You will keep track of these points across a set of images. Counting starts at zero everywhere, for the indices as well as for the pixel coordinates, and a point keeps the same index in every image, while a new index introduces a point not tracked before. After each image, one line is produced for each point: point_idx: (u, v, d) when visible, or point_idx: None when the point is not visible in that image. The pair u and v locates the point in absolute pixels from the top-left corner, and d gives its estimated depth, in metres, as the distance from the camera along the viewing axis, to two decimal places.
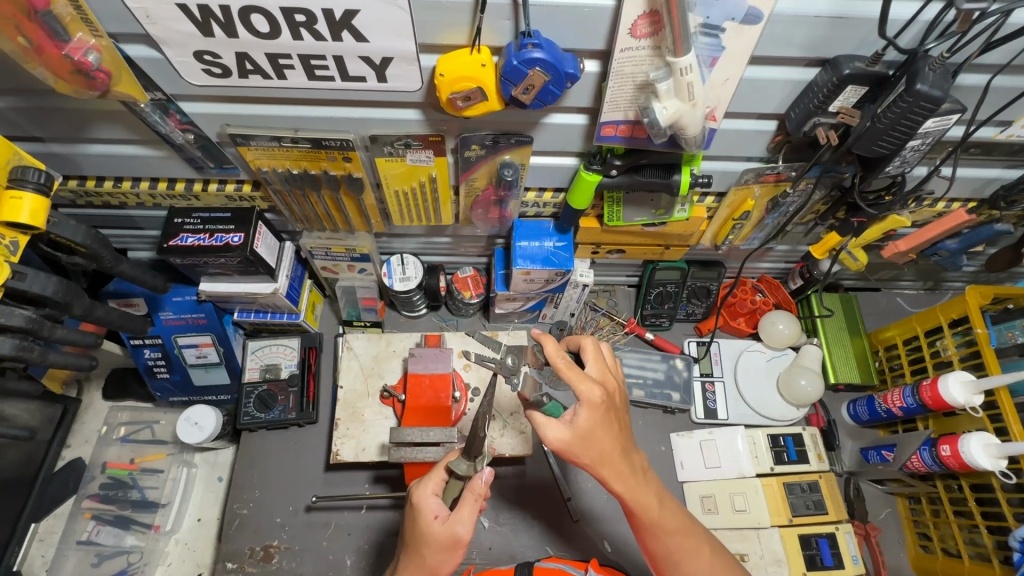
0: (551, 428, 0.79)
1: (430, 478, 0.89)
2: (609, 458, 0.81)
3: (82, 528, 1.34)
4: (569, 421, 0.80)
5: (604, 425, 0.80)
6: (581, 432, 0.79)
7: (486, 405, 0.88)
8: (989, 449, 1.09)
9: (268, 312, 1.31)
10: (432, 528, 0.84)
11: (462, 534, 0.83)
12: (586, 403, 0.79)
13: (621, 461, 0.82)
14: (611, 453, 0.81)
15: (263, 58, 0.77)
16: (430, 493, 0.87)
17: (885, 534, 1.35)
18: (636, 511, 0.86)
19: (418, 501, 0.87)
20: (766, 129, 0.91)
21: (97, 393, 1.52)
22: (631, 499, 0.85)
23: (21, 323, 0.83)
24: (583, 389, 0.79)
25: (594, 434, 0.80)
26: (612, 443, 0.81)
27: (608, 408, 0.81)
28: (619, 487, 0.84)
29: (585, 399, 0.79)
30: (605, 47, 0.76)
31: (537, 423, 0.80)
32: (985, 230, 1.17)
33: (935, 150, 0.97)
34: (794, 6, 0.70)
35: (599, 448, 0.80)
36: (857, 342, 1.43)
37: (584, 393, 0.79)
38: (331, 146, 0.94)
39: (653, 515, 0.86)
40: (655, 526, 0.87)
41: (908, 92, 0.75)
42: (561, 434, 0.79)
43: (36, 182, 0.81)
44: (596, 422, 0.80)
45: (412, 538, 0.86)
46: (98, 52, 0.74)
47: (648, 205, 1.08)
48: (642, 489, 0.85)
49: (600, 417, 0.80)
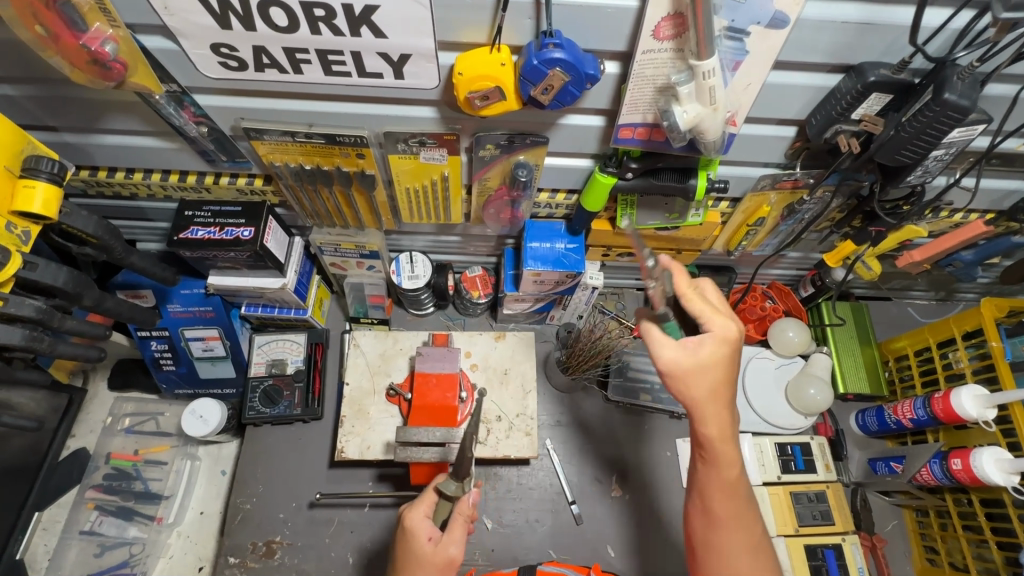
0: (665, 347, 0.80)
1: (421, 499, 0.89)
2: (714, 400, 0.80)
3: (86, 518, 1.36)
4: (690, 349, 0.80)
5: (723, 367, 0.80)
6: (699, 358, 0.79)
7: (474, 427, 0.78)
8: (1002, 464, 1.08)
9: (276, 307, 1.30)
10: (426, 549, 0.85)
11: (453, 554, 0.85)
12: (717, 333, 0.80)
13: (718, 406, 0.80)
14: (717, 391, 0.80)
15: (279, 52, 0.76)
16: (423, 516, 0.87)
17: (891, 546, 1.34)
18: (712, 462, 0.82)
19: (411, 525, 0.86)
20: (785, 135, 0.90)
21: (102, 383, 1.52)
22: (718, 451, 0.81)
23: (31, 313, 0.82)
24: (717, 322, 0.81)
25: (712, 367, 0.80)
26: (722, 384, 0.80)
27: (735, 349, 0.81)
28: (712, 432, 0.80)
29: (717, 333, 0.80)
30: (627, 49, 0.75)
31: (651, 339, 0.81)
32: (1002, 242, 1.16)
33: (958, 160, 0.96)
34: (822, 11, 0.69)
35: (711, 383, 0.80)
36: (867, 352, 1.42)
37: (716, 325, 0.81)
38: (344, 142, 0.93)
39: (728, 475, 0.82)
40: (726, 484, 0.82)
41: (935, 101, 0.73)
42: (675, 355, 0.80)
43: (49, 172, 0.80)
44: (716, 355, 0.80)
45: (402, 561, 0.86)
46: (115, 42, 0.73)
47: (661, 209, 1.07)
48: (732, 444, 0.82)
49: (722, 353, 0.80)
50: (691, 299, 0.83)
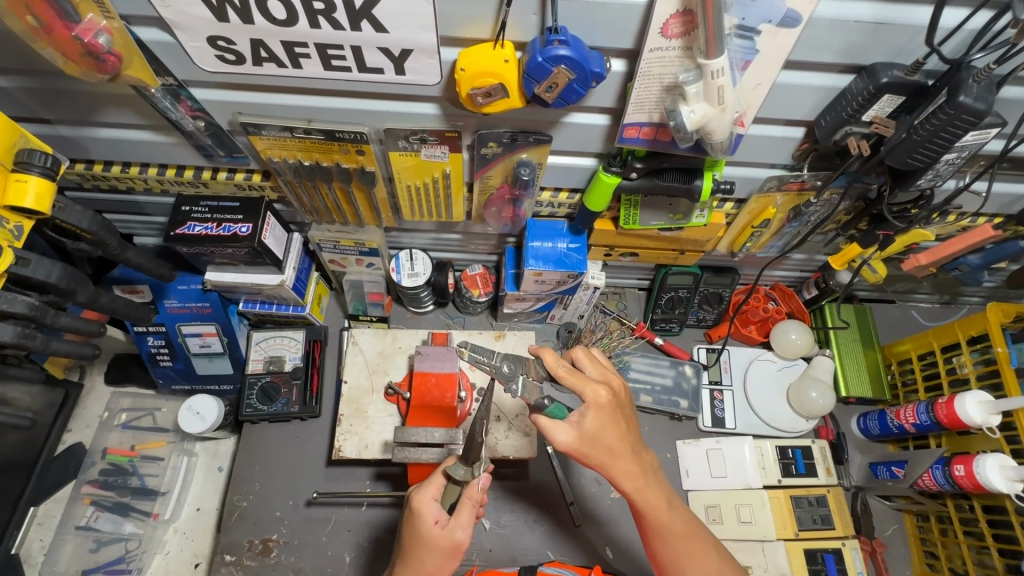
0: (559, 433, 0.80)
1: (429, 482, 0.88)
2: (619, 456, 0.81)
3: (81, 514, 1.33)
4: (576, 423, 0.80)
5: (613, 425, 0.80)
6: (587, 433, 0.79)
7: (485, 410, 0.84)
8: (1005, 471, 1.06)
9: (274, 304, 1.29)
10: (432, 532, 0.83)
11: (460, 538, 0.84)
12: (593, 403, 0.80)
13: (632, 460, 0.82)
14: (620, 448, 0.80)
15: (278, 46, 0.74)
16: (431, 497, 0.86)
17: (892, 552, 1.32)
18: (645, 514, 0.85)
19: (418, 506, 0.85)
20: (793, 136, 0.88)
21: (99, 377, 1.51)
22: (639, 499, 0.84)
23: (23, 310, 0.81)
24: (588, 391, 0.80)
25: (603, 432, 0.80)
26: (623, 442, 0.81)
27: (615, 406, 0.81)
28: (630, 486, 0.83)
29: (591, 400, 0.80)
30: (634, 46, 0.73)
31: (543, 427, 0.80)
32: (1008, 247, 1.15)
33: (969, 164, 0.94)
34: (835, 10, 0.67)
35: (609, 446, 0.80)
36: (870, 355, 1.40)
37: (590, 395, 0.80)
38: (344, 139, 0.91)
39: (658, 520, 0.85)
40: (660, 528, 0.86)
41: (949, 104, 0.72)
42: (570, 436, 0.79)
43: (42, 165, 0.79)
44: (600, 423, 0.80)
45: (410, 544, 0.85)
46: (109, 34, 0.72)
47: (665, 209, 1.05)
48: (652, 488, 0.84)
49: (607, 415, 0.80)
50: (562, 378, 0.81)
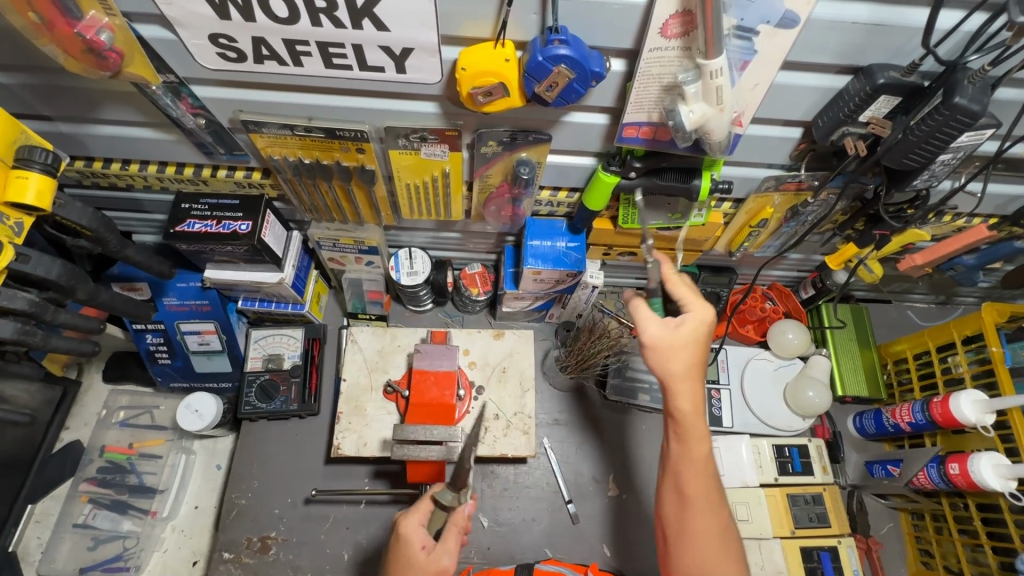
0: (648, 328, 0.88)
1: (417, 508, 0.91)
2: (691, 374, 0.87)
3: (79, 511, 1.33)
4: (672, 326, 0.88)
5: (696, 346, 0.88)
6: (680, 335, 0.87)
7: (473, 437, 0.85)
8: (1000, 470, 1.07)
9: (273, 302, 1.29)
10: (419, 557, 0.86)
11: (445, 564, 0.85)
12: (697, 317, 0.88)
13: (694, 380, 0.88)
14: (691, 369, 0.87)
15: (279, 44, 0.75)
16: (418, 523, 0.89)
17: (886, 549, 1.33)
18: (684, 438, 0.88)
19: (405, 531, 0.88)
20: (791, 136, 0.89)
21: (97, 375, 1.51)
22: (688, 426, 0.88)
23: (23, 306, 0.81)
24: (699, 306, 0.88)
25: (688, 346, 0.87)
26: (692, 363, 0.87)
27: (706, 338, 0.89)
28: (686, 407, 0.87)
29: (697, 315, 0.88)
30: (633, 46, 0.74)
31: (640, 313, 0.88)
32: (1003, 247, 1.16)
33: (964, 165, 0.95)
34: (832, 12, 0.68)
35: (683, 359, 0.87)
36: (866, 355, 1.41)
37: (695, 308, 0.89)
38: (344, 137, 0.92)
39: (694, 450, 0.88)
40: (693, 458, 0.88)
41: (945, 105, 0.73)
42: (658, 330, 0.87)
43: (43, 162, 0.79)
44: (692, 333, 0.87)
45: (397, 571, 0.87)
46: (111, 31, 0.72)
47: (664, 209, 1.06)
48: (704, 420, 0.89)
49: (695, 334, 0.88)
50: (676, 283, 0.91)
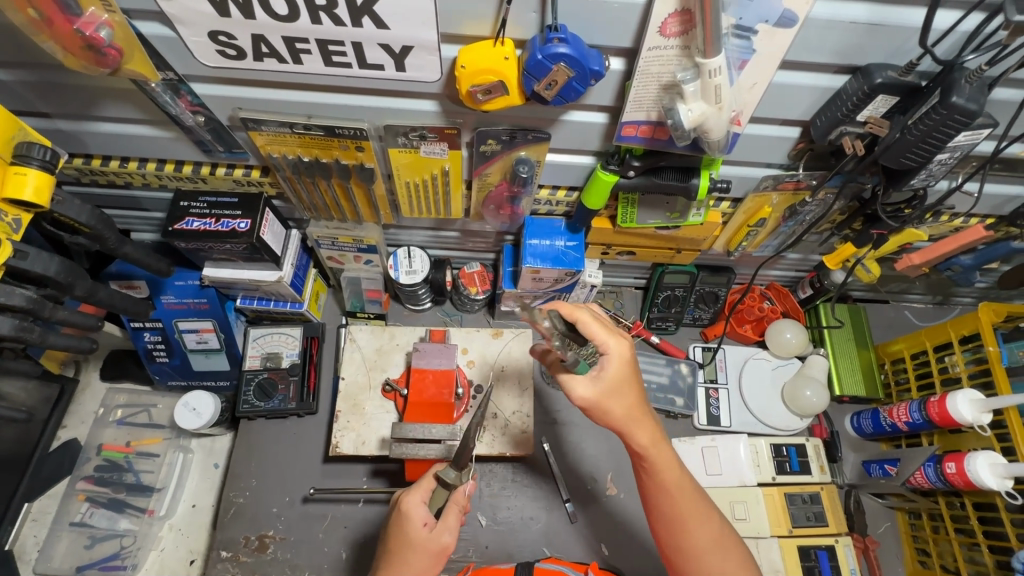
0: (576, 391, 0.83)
1: (418, 486, 0.92)
2: (635, 410, 0.84)
3: (76, 510, 1.34)
4: (596, 376, 0.83)
5: (630, 380, 0.84)
6: (609, 383, 0.82)
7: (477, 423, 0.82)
8: (996, 469, 1.08)
9: (271, 300, 1.29)
10: (420, 535, 0.87)
11: (445, 541, 0.88)
12: (616, 355, 0.82)
13: (639, 415, 0.84)
14: (633, 408, 0.84)
15: (279, 42, 0.75)
16: (419, 502, 0.90)
17: (883, 548, 1.34)
18: (655, 471, 0.86)
19: (405, 508, 0.89)
20: (790, 136, 0.89)
21: (95, 373, 1.50)
22: (652, 457, 0.86)
23: (21, 303, 0.81)
24: (613, 344, 0.83)
25: (621, 387, 0.83)
26: (630, 399, 0.84)
27: (633, 366, 0.84)
28: (644, 442, 0.85)
29: (615, 352, 0.83)
30: (632, 45, 0.74)
31: (564, 381, 0.84)
32: (1000, 247, 1.16)
33: (961, 165, 0.96)
34: (831, 11, 0.68)
35: (625, 399, 0.83)
36: (864, 355, 1.42)
37: (613, 346, 0.83)
38: (344, 135, 0.92)
39: (667, 478, 0.86)
40: (670, 486, 0.87)
41: (942, 105, 0.73)
42: (587, 389, 0.83)
43: (42, 159, 0.79)
44: (618, 374, 0.82)
45: (395, 547, 0.89)
46: (110, 27, 0.72)
47: (662, 208, 1.06)
48: (662, 445, 0.87)
49: (625, 368, 0.83)
50: (585, 321, 0.82)
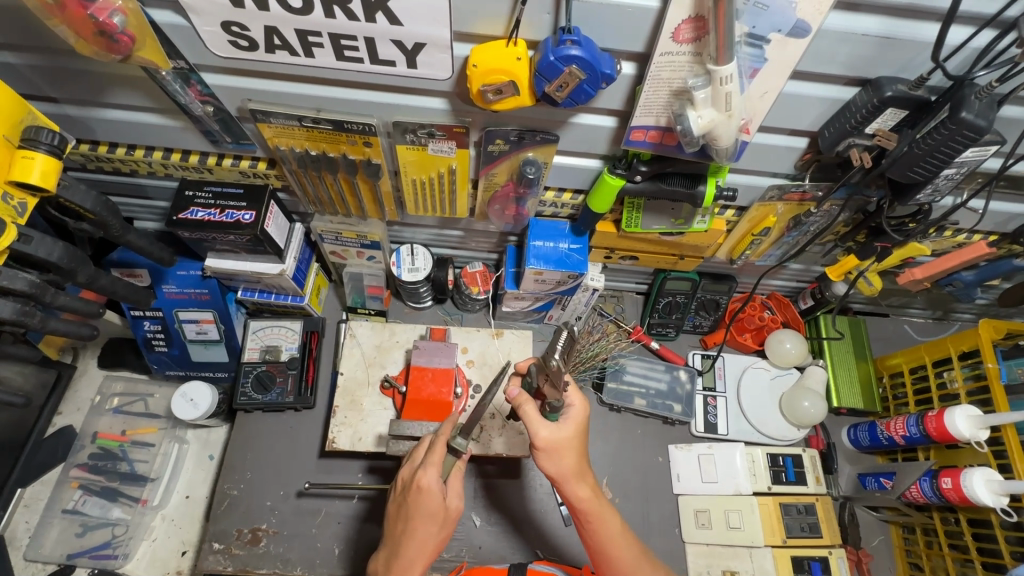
0: (541, 428, 0.87)
1: (430, 460, 0.87)
2: (575, 474, 0.89)
3: (69, 497, 1.33)
4: (561, 423, 0.89)
5: (575, 444, 0.89)
6: (566, 433, 0.88)
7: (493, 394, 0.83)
8: (992, 486, 1.08)
9: (273, 293, 1.29)
10: (439, 506, 0.85)
11: (458, 505, 0.89)
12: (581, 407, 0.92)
13: (583, 472, 0.89)
14: (579, 465, 0.89)
15: (292, 34, 0.75)
16: (438, 477, 0.86)
17: (876, 562, 1.34)
18: (597, 528, 0.89)
19: (426, 486, 0.85)
20: (796, 146, 0.89)
21: (92, 360, 1.50)
22: (594, 511, 0.89)
23: (23, 287, 0.81)
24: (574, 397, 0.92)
25: (573, 442, 0.89)
26: (579, 459, 0.89)
27: (584, 431, 0.92)
28: (585, 495, 0.89)
29: (575, 406, 0.92)
30: (644, 50, 0.74)
31: (530, 420, 0.88)
32: (1002, 265, 1.16)
33: (968, 181, 0.96)
34: (843, 23, 0.68)
35: (569, 462, 0.88)
36: (862, 367, 1.42)
37: (576, 398, 0.92)
38: (352, 129, 0.92)
39: (603, 536, 0.90)
40: (612, 538, 0.90)
41: (951, 119, 0.73)
42: (553, 433, 0.88)
43: (49, 144, 0.79)
44: (579, 424, 0.90)
45: (415, 521, 0.86)
46: (123, 14, 0.72)
47: (668, 214, 1.06)
48: (603, 502, 0.90)
49: (579, 429, 0.90)
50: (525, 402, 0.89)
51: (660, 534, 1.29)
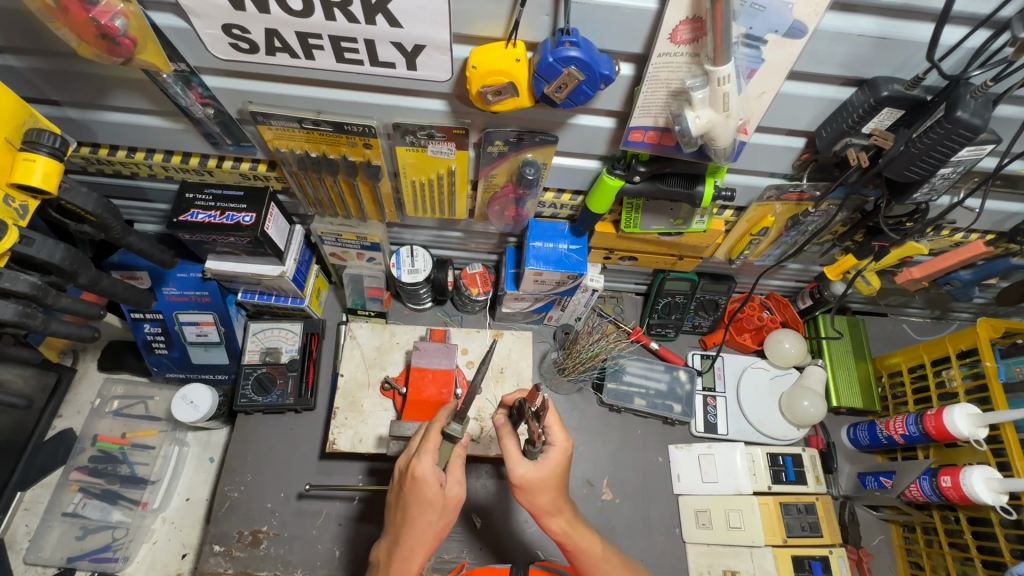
0: (518, 466, 0.85)
1: (425, 448, 0.86)
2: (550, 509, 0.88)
3: (69, 500, 1.33)
4: (539, 460, 0.86)
5: (552, 484, 0.87)
6: (544, 472, 0.85)
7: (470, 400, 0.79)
8: (991, 484, 1.08)
9: (273, 295, 1.30)
10: (438, 494, 0.84)
11: (457, 492, 0.88)
12: (561, 448, 0.87)
13: (558, 506, 0.89)
14: (556, 500, 0.88)
15: (292, 37, 0.75)
16: (433, 464, 0.85)
17: (876, 561, 1.34)
18: (575, 555, 0.91)
19: (421, 476, 0.84)
20: (794, 146, 0.90)
21: (92, 363, 1.50)
22: (572, 538, 0.90)
23: (25, 288, 0.81)
24: (558, 436, 0.86)
25: (550, 480, 0.86)
26: (555, 495, 0.88)
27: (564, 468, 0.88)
28: (561, 525, 0.90)
29: (558, 443, 0.87)
30: (642, 51, 0.75)
31: (509, 457, 0.86)
32: (999, 264, 1.17)
33: (964, 180, 0.97)
34: (839, 23, 0.69)
35: (545, 497, 0.87)
36: (861, 367, 1.42)
37: (558, 438, 0.87)
38: (353, 131, 0.92)
39: (592, 550, 0.90)
40: (593, 562, 0.91)
41: (947, 119, 0.74)
42: (530, 471, 0.85)
43: (51, 146, 0.79)
44: (557, 467, 0.86)
45: (414, 510, 0.85)
46: (125, 17, 0.73)
47: (667, 214, 1.06)
48: (583, 529, 0.91)
49: (557, 470, 0.86)
50: (506, 435, 0.88)
51: (660, 534, 1.30)
